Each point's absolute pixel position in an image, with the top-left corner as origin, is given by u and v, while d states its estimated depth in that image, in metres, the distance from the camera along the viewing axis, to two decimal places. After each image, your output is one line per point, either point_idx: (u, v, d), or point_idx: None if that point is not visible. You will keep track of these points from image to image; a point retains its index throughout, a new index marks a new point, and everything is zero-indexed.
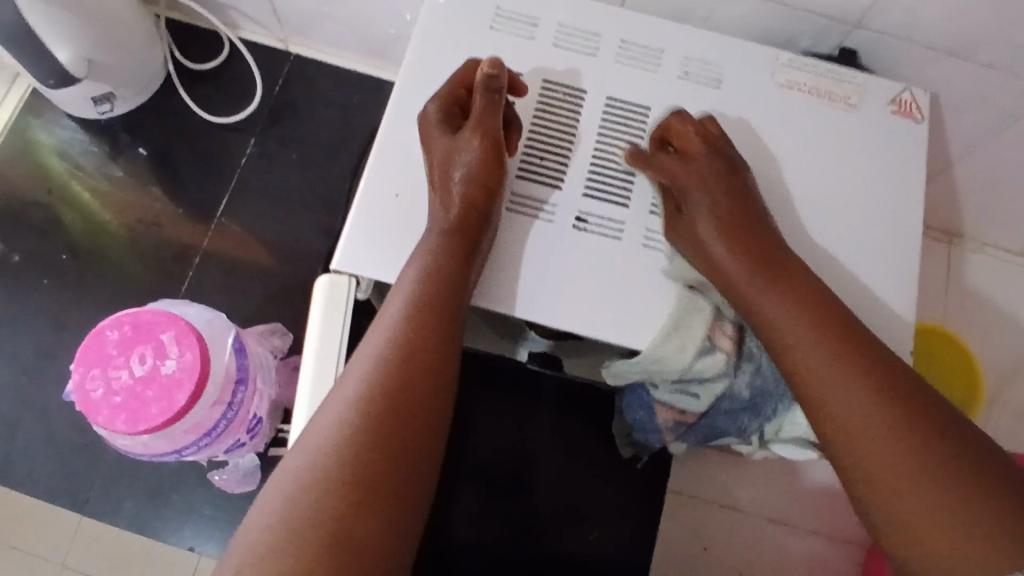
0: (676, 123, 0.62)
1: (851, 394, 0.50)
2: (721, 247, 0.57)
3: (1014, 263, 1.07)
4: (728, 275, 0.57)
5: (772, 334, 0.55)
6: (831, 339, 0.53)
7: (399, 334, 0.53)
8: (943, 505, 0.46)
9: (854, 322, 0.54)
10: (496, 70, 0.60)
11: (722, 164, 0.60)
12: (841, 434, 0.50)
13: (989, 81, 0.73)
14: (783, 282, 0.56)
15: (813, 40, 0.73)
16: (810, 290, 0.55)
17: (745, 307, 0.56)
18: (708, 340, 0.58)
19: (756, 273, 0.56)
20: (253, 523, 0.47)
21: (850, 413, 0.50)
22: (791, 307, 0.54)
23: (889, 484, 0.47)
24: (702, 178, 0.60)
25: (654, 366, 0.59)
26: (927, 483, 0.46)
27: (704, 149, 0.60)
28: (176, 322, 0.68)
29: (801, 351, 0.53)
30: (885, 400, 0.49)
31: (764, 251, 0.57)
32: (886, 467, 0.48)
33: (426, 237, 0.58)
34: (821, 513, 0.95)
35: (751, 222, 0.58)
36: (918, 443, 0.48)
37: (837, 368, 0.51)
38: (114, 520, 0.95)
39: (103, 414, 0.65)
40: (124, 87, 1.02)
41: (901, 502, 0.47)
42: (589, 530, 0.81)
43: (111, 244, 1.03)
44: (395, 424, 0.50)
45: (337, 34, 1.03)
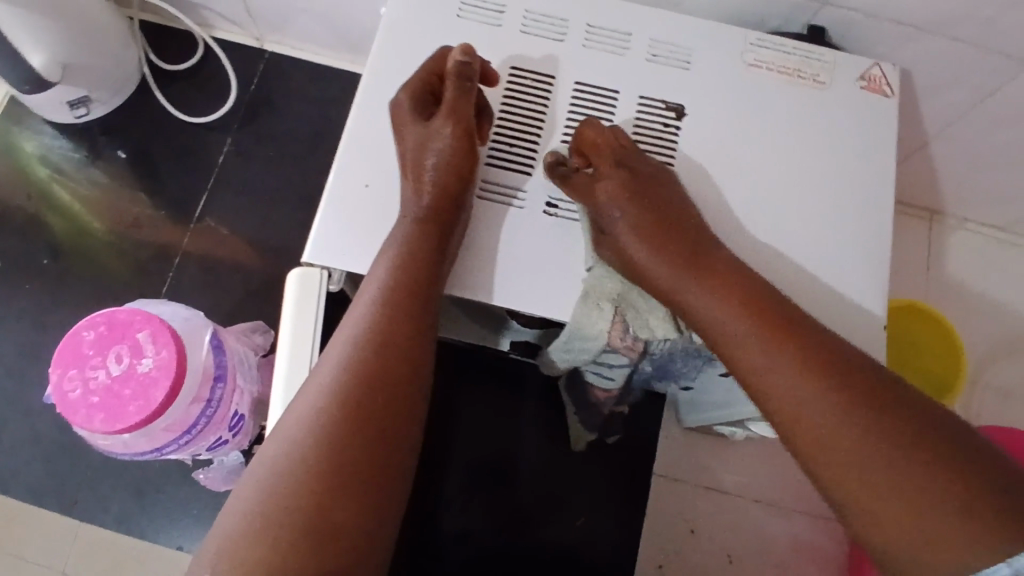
0: (593, 135, 0.60)
1: (807, 396, 0.50)
2: (646, 260, 0.57)
3: (996, 239, 1.08)
4: (664, 288, 0.57)
5: (718, 343, 0.54)
6: (774, 339, 0.52)
7: (371, 321, 0.54)
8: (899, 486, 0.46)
9: (815, 327, 0.53)
10: (468, 58, 0.60)
11: (625, 176, 0.59)
12: (819, 454, 0.49)
13: (958, 55, 0.73)
14: (719, 279, 0.55)
15: (781, 20, 0.73)
16: (756, 288, 0.54)
17: (687, 315, 0.56)
18: (608, 347, 0.59)
19: (689, 280, 0.56)
20: (230, 509, 0.47)
21: (801, 408, 0.50)
22: (734, 312, 0.54)
23: (864, 490, 0.47)
24: (613, 193, 0.59)
25: (572, 353, 0.62)
26: (899, 480, 0.46)
27: (611, 155, 0.60)
28: (152, 320, 0.68)
29: (750, 356, 0.52)
30: (836, 396, 0.49)
31: (695, 254, 0.57)
32: (859, 472, 0.47)
33: (398, 225, 0.58)
34: (808, 493, 0.96)
35: (683, 231, 0.58)
36: (885, 439, 0.47)
37: (791, 370, 0.51)
38: (102, 522, 0.95)
39: (81, 413, 0.65)
40: (100, 89, 1.02)
41: (876, 506, 0.46)
42: (575, 514, 0.82)
43: (92, 247, 1.03)
44: (370, 410, 0.50)
45: (311, 31, 1.04)
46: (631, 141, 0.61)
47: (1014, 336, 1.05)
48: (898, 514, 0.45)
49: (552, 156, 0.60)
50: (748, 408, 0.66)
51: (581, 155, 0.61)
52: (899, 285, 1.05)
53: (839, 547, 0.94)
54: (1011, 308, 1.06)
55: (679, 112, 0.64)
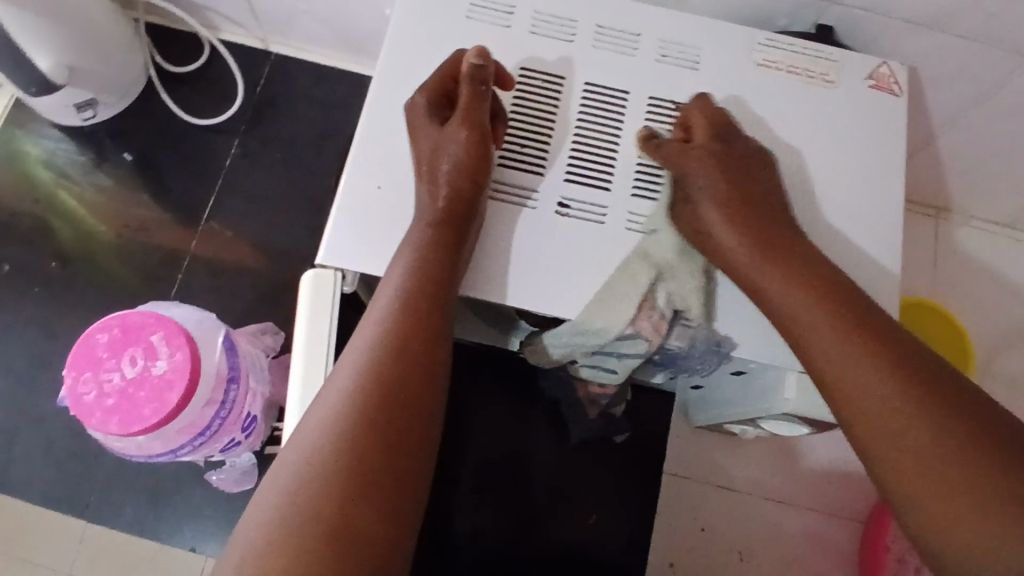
0: (699, 108, 0.63)
1: (869, 377, 0.49)
2: (729, 236, 0.57)
3: (1002, 235, 1.08)
4: (738, 265, 0.57)
5: (789, 324, 0.54)
6: (847, 326, 0.51)
7: (390, 325, 0.54)
8: (956, 483, 0.45)
9: (882, 317, 0.52)
10: (483, 60, 0.60)
11: (720, 156, 0.60)
12: (874, 440, 0.48)
13: (966, 52, 0.73)
14: (787, 261, 0.55)
15: (788, 18, 0.73)
16: (823, 277, 0.54)
17: (754, 293, 0.56)
18: (631, 328, 0.57)
19: (763, 258, 0.56)
20: (254, 515, 0.47)
21: (863, 392, 0.49)
22: (803, 292, 0.54)
23: (918, 477, 0.46)
24: (701, 163, 0.59)
25: (571, 345, 0.61)
26: (953, 473, 0.45)
27: (707, 132, 0.61)
28: (166, 323, 0.68)
29: (813, 335, 0.52)
30: (909, 397, 0.48)
31: (769, 232, 0.57)
32: (915, 461, 0.46)
33: (413, 228, 0.58)
34: (818, 489, 0.96)
35: (771, 215, 0.58)
36: (942, 431, 0.46)
37: (867, 365, 0.50)
38: (114, 525, 0.95)
39: (96, 417, 0.65)
40: (106, 93, 1.02)
41: (922, 491, 0.46)
42: (587, 513, 0.81)
43: (102, 251, 1.04)
44: (388, 414, 0.50)
45: (317, 32, 1.04)
46: (731, 122, 0.62)
47: (1022, 331, 1.05)
48: (947, 505, 0.45)
49: (644, 132, 0.62)
50: (761, 408, 0.66)
51: (683, 129, 0.63)
52: (906, 282, 1.06)
53: (850, 542, 0.94)
54: (1018, 303, 1.06)
55: None
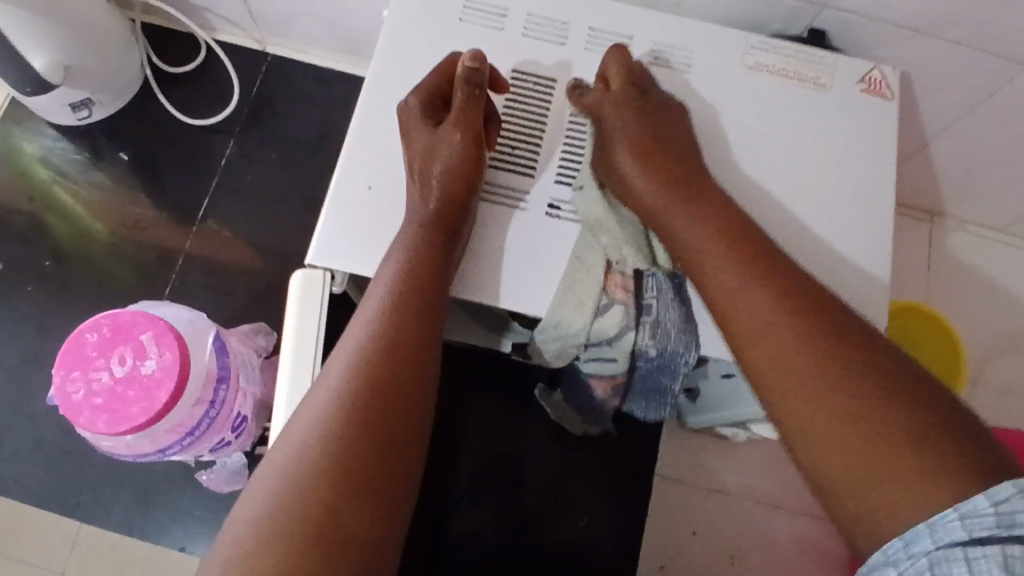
0: (614, 60, 0.64)
1: (779, 330, 0.49)
2: (639, 181, 0.59)
3: (998, 240, 1.08)
4: (651, 210, 0.58)
5: (694, 266, 0.55)
6: (752, 271, 0.52)
7: (380, 322, 0.54)
8: (859, 435, 0.45)
9: (784, 258, 0.53)
10: (479, 64, 0.60)
11: (633, 105, 0.61)
12: (779, 391, 0.48)
13: (959, 57, 0.73)
14: (702, 206, 0.56)
15: (781, 23, 0.73)
16: (729, 220, 0.55)
17: (666, 238, 0.57)
18: (606, 295, 0.58)
19: (677, 205, 0.57)
20: (240, 516, 0.47)
21: (765, 338, 0.50)
22: (710, 241, 0.55)
23: (818, 429, 0.46)
24: (620, 111, 0.61)
25: (559, 342, 0.59)
26: (859, 426, 0.45)
27: (623, 82, 0.62)
28: (156, 322, 0.68)
29: (721, 278, 0.53)
30: (812, 341, 0.48)
31: (678, 176, 0.58)
32: (817, 410, 0.47)
33: (405, 229, 0.58)
34: (809, 494, 0.96)
35: (684, 163, 0.59)
36: (842, 380, 0.47)
37: (763, 305, 0.51)
38: (104, 525, 0.95)
39: (85, 415, 0.65)
40: (102, 92, 1.03)
41: (828, 444, 0.46)
42: (579, 514, 0.83)
43: (96, 250, 1.04)
44: (374, 395, 0.51)
45: (313, 33, 1.04)
46: (655, 78, 0.64)
47: (1014, 337, 1.05)
48: (847, 458, 0.45)
49: (573, 85, 0.63)
50: (752, 413, 0.66)
51: (601, 81, 0.64)
52: (899, 287, 1.06)
53: (841, 547, 0.94)
54: (1012, 310, 1.06)
55: None
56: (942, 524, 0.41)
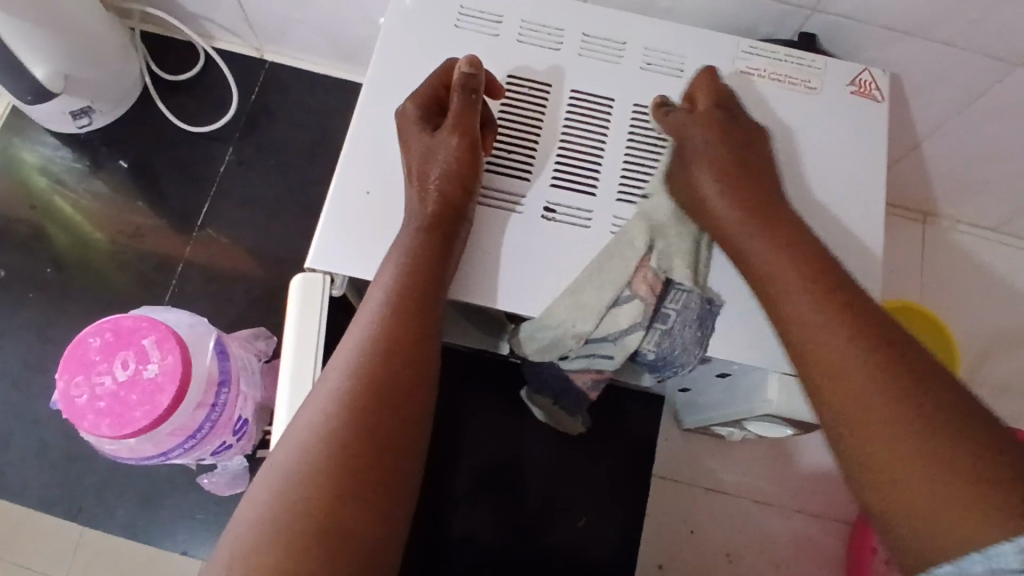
0: (704, 84, 0.65)
1: (852, 357, 0.50)
2: (721, 203, 0.59)
3: (990, 239, 1.09)
4: (724, 229, 0.59)
5: (768, 289, 0.55)
6: (825, 297, 0.53)
7: (381, 326, 0.55)
8: (926, 460, 0.45)
9: (856, 286, 0.54)
10: (474, 70, 0.61)
11: (723, 131, 0.62)
12: (845, 411, 0.49)
13: (948, 58, 0.74)
14: (779, 231, 0.57)
15: (773, 26, 0.74)
16: (808, 247, 0.56)
17: (740, 260, 0.58)
18: (629, 289, 0.58)
19: (754, 230, 0.57)
20: (243, 516, 0.47)
21: (840, 359, 0.50)
22: (785, 267, 0.55)
23: (883, 456, 0.47)
24: (706, 133, 0.61)
25: (556, 333, 0.60)
26: (925, 454, 0.45)
27: (709, 108, 0.63)
28: (157, 327, 0.69)
29: (793, 303, 0.54)
30: (885, 366, 0.49)
31: (766, 202, 0.59)
32: (884, 432, 0.47)
33: (403, 234, 0.59)
34: (807, 493, 0.97)
35: (761, 191, 0.59)
36: (919, 407, 0.47)
37: (838, 329, 0.51)
38: (106, 530, 0.96)
39: (88, 419, 0.66)
40: (102, 100, 1.04)
41: (890, 470, 0.46)
42: (577, 516, 0.83)
43: (97, 257, 1.04)
44: (380, 401, 0.51)
45: (311, 40, 1.05)
46: (736, 100, 0.65)
47: (1008, 335, 1.06)
48: (912, 483, 0.45)
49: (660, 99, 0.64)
50: (745, 409, 0.66)
51: (689, 101, 0.65)
52: (893, 287, 1.07)
53: (839, 545, 0.95)
54: (1006, 308, 1.07)
55: None
56: (996, 555, 0.41)
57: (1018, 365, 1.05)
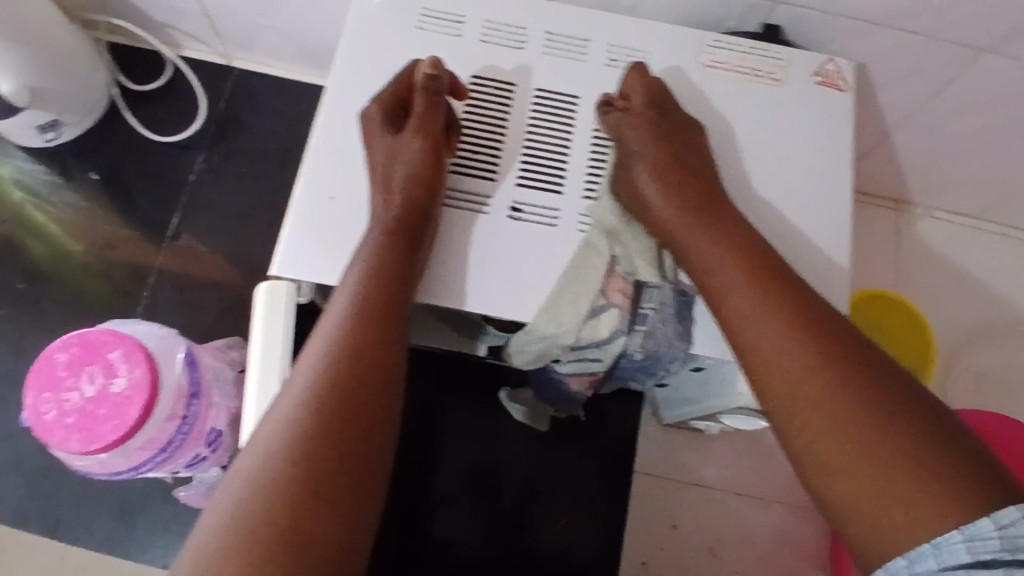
0: (637, 80, 0.64)
1: (791, 356, 0.51)
2: (661, 204, 0.60)
3: (965, 226, 1.09)
4: (668, 230, 0.59)
5: (712, 288, 0.56)
6: (765, 294, 0.54)
7: (344, 330, 0.54)
8: (866, 453, 0.47)
9: (794, 278, 0.55)
10: (437, 71, 0.62)
11: (661, 130, 0.62)
12: (789, 406, 0.50)
13: (912, 46, 0.75)
14: (721, 229, 0.58)
15: (736, 20, 0.74)
16: (750, 244, 0.57)
17: (685, 262, 0.58)
18: (603, 297, 0.58)
19: (697, 230, 0.58)
20: (205, 525, 0.46)
21: (776, 356, 0.51)
22: (729, 265, 0.56)
23: (830, 454, 0.48)
24: (638, 132, 0.61)
25: (543, 344, 0.60)
26: (866, 447, 0.47)
27: (646, 106, 0.63)
28: (125, 339, 0.68)
29: (736, 302, 0.55)
30: (820, 361, 0.50)
31: (703, 200, 0.59)
32: (827, 427, 0.48)
33: (367, 237, 0.59)
34: (788, 485, 0.97)
35: (699, 189, 0.60)
36: (853, 399, 0.48)
37: (775, 326, 0.52)
38: (84, 545, 0.95)
39: (56, 435, 0.66)
40: (70, 112, 1.03)
41: (836, 468, 0.47)
42: (559, 515, 0.84)
43: (68, 269, 1.03)
44: (344, 407, 0.51)
45: (280, 46, 1.04)
46: (669, 96, 0.64)
47: (984, 321, 1.07)
48: (859, 475, 0.46)
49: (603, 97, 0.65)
50: (719, 404, 0.66)
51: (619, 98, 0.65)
52: (869, 276, 1.07)
53: (821, 536, 0.95)
54: (982, 294, 1.08)
55: None
56: (946, 548, 0.42)
57: (995, 351, 1.06)
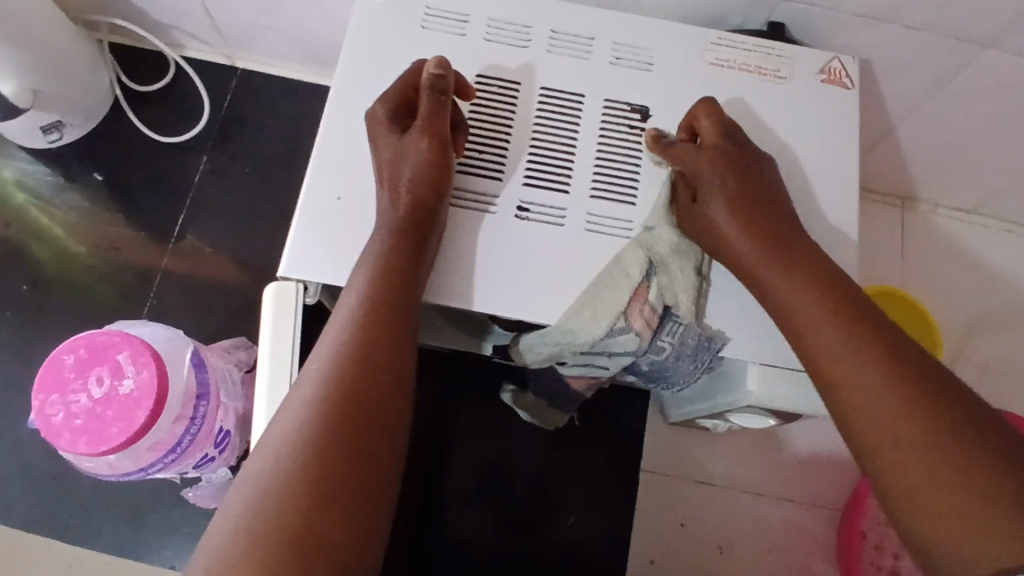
0: (704, 111, 0.62)
1: (889, 403, 0.48)
2: (740, 241, 0.57)
3: (969, 221, 1.09)
4: (745, 266, 0.57)
5: (796, 328, 0.54)
6: (856, 338, 0.51)
7: (352, 333, 0.54)
8: (969, 506, 0.44)
9: (887, 321, 0.53)
10: (443, 70, 0.60)
11: (740, 163, 0.60)
12: (879, 454, 0.48)
13: (917, 41, 0.74)
14: (796, 265, 0.55)
15: (741, 16, 0.74)
16: (836, 284, 0.54)
17: (767, 299, 0.56)
18: (622, 320, 0.58)
19: (778, 270, 0.55)
20: (218, 528, 0.46)
21: (869, 400, 0.49)
22: (816, 307, 0.53)
23: (933, 509, 0.45)
24: (715, 165, 0.59)
25: (556, 347, 0.62)
26: (974, 503, 0.44)
27: (717, 137, 0.61)
28: (132, 341, 0.68)
29: (823, 344, 0.52)
30: (920, 412, 0.47)
31: (783, 237, 0.57)
32: (924, 477, 0.46)
33: (375, 238, 0.58)
34: (795, 482, 0.97)
35: (776, 220, 0.58)
36: (957, 451, 0.45)
37: (867, 371, 0.50)
38: (91, 548, 0.95)
39: (65, 437, 0.66)
40: (73, 114, 1.03)
41: (925, 496, 0.45)
42: (567, 514, 0.87)
43: (73, 271, 1.03)
44: (356, 414, 0.51)
45: (282, 46, 1.04)
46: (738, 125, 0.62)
47: (988, 316, 1.07)
48: (965, 532, 0.43)
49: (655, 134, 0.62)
50: (727, 402, 0.66)
51: (691, 129, 0.63)
52: (874, 272, 1.07)
53: (829, 532, 0.95)
54: (986, 289, 1.08)
55: (644, 114, 0.65)
56: None
57: (1000, 345, 1.06)
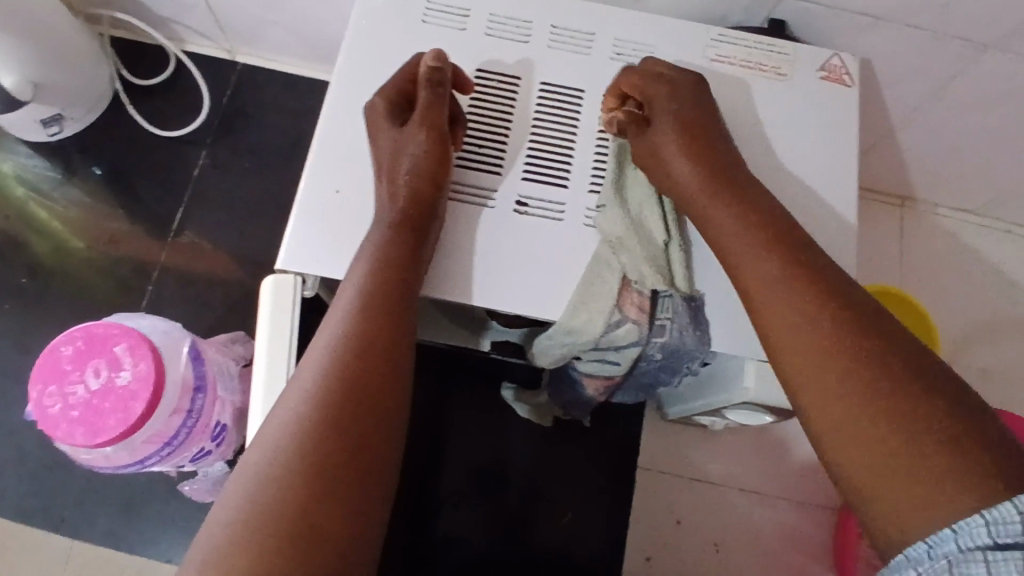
0: (654, 68, 0.64)
1: (810, 323, 0.48)
2: (688, 178, 0.59)
3: (969, 222, 1.09)
4: (692, 203, 0.58)
5: (734, 258, 0.54)
6: (788, 266, 0.52)
7: (351, 322, 0.54)
8: (881, 421, 0.43)
9: (821, 254, 0.53)
10: (440, 63, 0.61)
11: (692, 109, 0.61)
12: (800, 373, 0.48)
13: (918, 41, 0.74)
14: (739, 203, 0.56)
15: (742, 14, 0.74)
16: (774, 221, 0.55)
17: (709, 234, 0.57)
18: (618, 311, 0.58)
19: (721, 204, 0.57)
20: (215, 517, 0.46)
21: (789, 320, 0.49)
22: (752, 239, 0.54)
23: (851, 429, 0.44)
24: (669, 110, 0.61)
25: (565, 349, 0.62)
26: (887, 421, 0.43)
27: (674, 85, 0.62)
28: (129, 333, 0.68)
29: (758, 271, 0.52)
30: (839, 331, 0.47)
31: (731, 177, 0.58)
32: (840, 396, 0.45)
33: (374, 230, 0.58)
34: (793, 481, 0.97)
35: (724, 163, 0.59)
36: (879, 370, 0.45)
37: (792, 294, 0.50)
38: (88, 541, 0.95)
39: (62, 428, 0.66)
40: (73, 107, 1.03)
41: (855, 443, 0.44)
42: (562, 511, 0.88)
43: (72, 265, 1.03)
44: (353, 407, 0.51)
45: (283, 41, 1.04)
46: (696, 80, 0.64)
47: (987, 318, 1.07)
48: (876, 450, 0.43)
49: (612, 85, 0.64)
50: (723, 399, 0.66)
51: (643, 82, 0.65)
52: (873, 272, 1.07)
53: (826, 532, 0.95)
54: (986, 290, 1.08)
55: None
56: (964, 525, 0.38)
57: (999, 347, 1.06)
